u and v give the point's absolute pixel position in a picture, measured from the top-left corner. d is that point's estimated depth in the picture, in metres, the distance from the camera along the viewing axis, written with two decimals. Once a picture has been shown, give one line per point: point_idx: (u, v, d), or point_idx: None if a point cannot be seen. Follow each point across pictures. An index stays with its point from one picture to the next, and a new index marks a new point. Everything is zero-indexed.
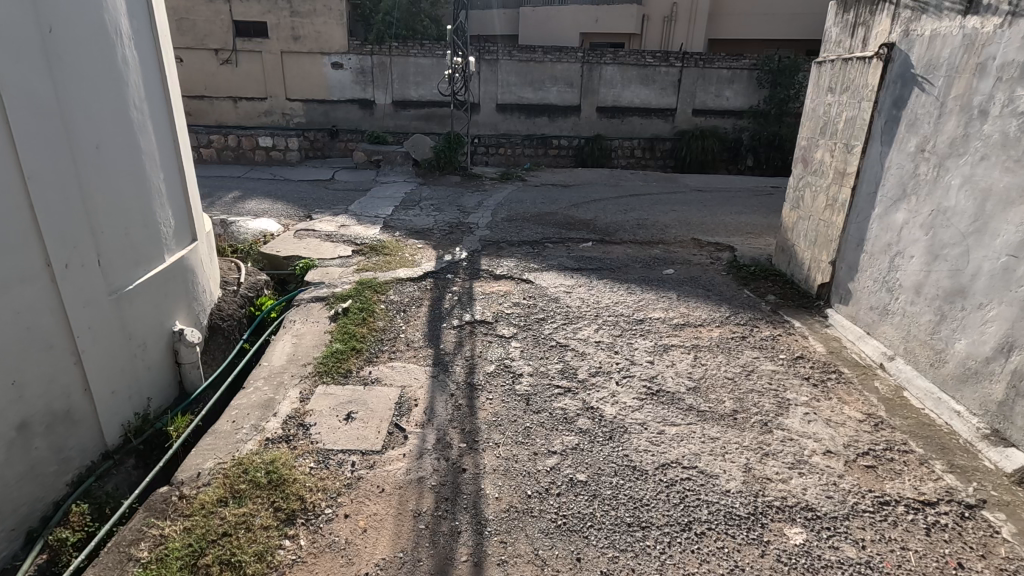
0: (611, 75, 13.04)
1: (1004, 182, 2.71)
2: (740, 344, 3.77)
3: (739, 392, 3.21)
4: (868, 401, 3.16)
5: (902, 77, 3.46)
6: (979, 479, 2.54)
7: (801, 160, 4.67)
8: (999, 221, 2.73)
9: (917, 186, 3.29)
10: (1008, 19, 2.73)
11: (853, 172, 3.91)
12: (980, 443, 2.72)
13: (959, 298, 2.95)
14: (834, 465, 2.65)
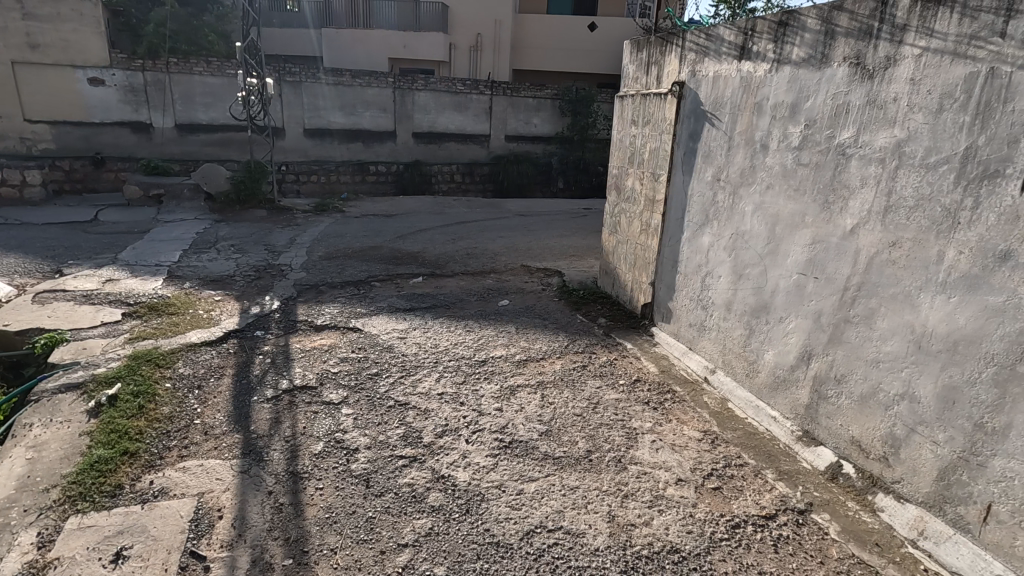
0: (425, 101, 12.95)
1: (788, 209, 3.07)
2: (582, 375, 3.76)
3: (589, 429, 3.14)
4: (702, 418, 3.32)
5: (694, 113, 3.82)
6: (803, 482, 2.76)
7: (614, 188, 5.00)
8: (788, 243, 3.08)
9: (718, 213, 3.62)
10: (774, 66, 3.14)
11: (662, 199, 4.21)
12: (796, 445, 2.98)
13: (763, 313, 3.26)
14: (686, 495, 2.65)
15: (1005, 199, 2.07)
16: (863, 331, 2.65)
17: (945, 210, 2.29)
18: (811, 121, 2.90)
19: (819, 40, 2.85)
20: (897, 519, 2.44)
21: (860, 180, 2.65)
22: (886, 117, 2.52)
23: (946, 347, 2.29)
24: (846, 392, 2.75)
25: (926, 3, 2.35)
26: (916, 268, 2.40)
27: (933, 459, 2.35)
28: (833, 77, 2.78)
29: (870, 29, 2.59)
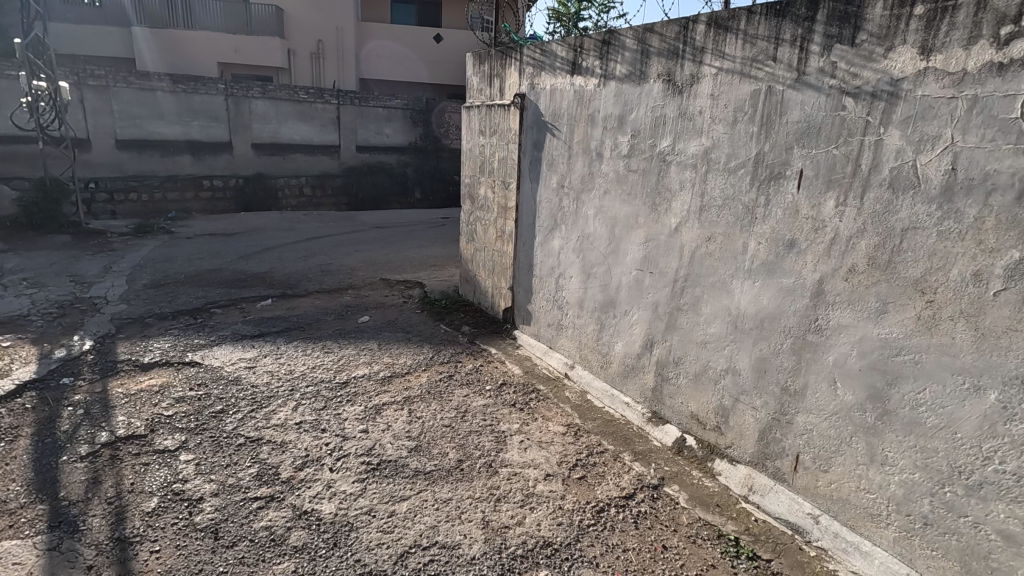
0: (264, 110, 12.04)
1: (624, 211, 3.36)
2: (449, 385, 3.74)
3: (459, 438, 3.13)
4: (565, 412, 3.49)
5: (536, 124, 4.02)
6: (655, 459, 3.03)
7: (467, 197, 5.08)
8: (626, 242, 3.36)
9: (564, 217, 3.84)
10: (602, 80, 3.42)
11: (513, 207, 4.36)
12: (648, 426, 3.26)
13: (611, 308, 3.52)
14: (555, 489, 2.76)
15: (787, 196, 2.47)
16: (692, 317, 2.98)
17: (745, 207, 2.66)
18: (637, 131, 3.21)
19: (637, 58, 3.17)
20: (732, 479, 2.78)
21: (680, 183, 2.99)
22: (695, 127, 2.87)
23: (755, 324, 2.66)
24: (683, 373, 3.07)
25: (717, 29, 2.72)
26: (728, 258, 2.76)
27: (754, 422, 2.72)
28: (650, 92, 3.10)
29: (677, 50, 2.94)
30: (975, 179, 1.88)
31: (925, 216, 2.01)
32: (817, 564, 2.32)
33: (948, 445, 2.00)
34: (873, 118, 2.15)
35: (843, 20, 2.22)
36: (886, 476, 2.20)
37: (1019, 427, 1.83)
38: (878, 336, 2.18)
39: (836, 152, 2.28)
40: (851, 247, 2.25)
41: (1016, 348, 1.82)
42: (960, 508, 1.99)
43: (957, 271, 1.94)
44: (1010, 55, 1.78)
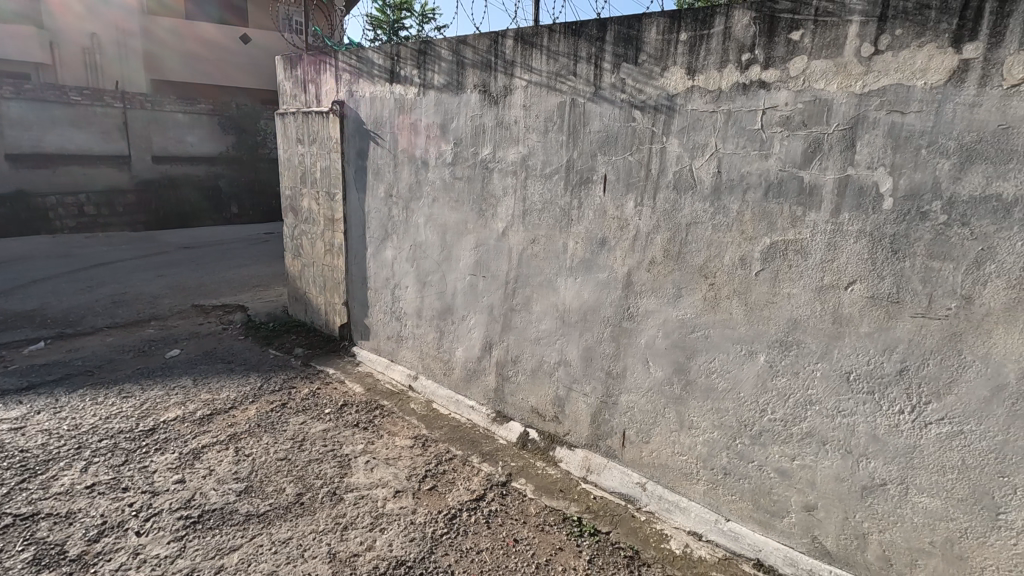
0: (20, 114, 9.91)
1: (453, 218, 3.41)
2: (283, 414, 3.45)
3: (297, 470, 2.89)
4: (411, 425, 3.43)
5: (358, 132, 3.91)
6: (503, 457, 3.12)
7: (289, 210, 4.74)
8: (458, 248, 3.42)
9: (395, 227, 3.78)
10: (421, 89, 3.43)
11: (341, 218, 4.17)
12: (493, 426, 3.34)
13: (449, 315, 3.55)
14: (406, 505, 2.69)
15: (596, 199, 2.72)
16: (524, 316, 3.13)
17: (562, 210, 2.87)
18: (459, 140, 3.28)
19: (453, 68, 3.24)
20: (572, 463, 2.97)
21: (503, 189, 3.12)
22: (512, 135, 3.02)
23: (580, 316, 2.88)
24: (521, 370, 3.21)
25: (523, 44, 2.89)
26: (551, 258, 2.95)
27: (586, 408, 2.94)
28: (468, 102, 3.19)
29: (489, 62, 3.06)
30: (735, 179, 2.25)
31: (702, 212, 2.36)
32: (648, 526, 2.58)
33: (735, 404, 2.37)
34: (657, 128, 2.46)
35: (627, 42, 2.51)
36: (694, 438, 2.53)
37: (782, 380, 2.23)
38: (678, 318, 2.50)
39: (632, 159, 2.56)
40: (649, 241, 2.55)
41: (774, 316, 2.22)
42: (748, 455, 2.36)
43: (729, 256, 2.31)
44: (750, 77, 2.17)
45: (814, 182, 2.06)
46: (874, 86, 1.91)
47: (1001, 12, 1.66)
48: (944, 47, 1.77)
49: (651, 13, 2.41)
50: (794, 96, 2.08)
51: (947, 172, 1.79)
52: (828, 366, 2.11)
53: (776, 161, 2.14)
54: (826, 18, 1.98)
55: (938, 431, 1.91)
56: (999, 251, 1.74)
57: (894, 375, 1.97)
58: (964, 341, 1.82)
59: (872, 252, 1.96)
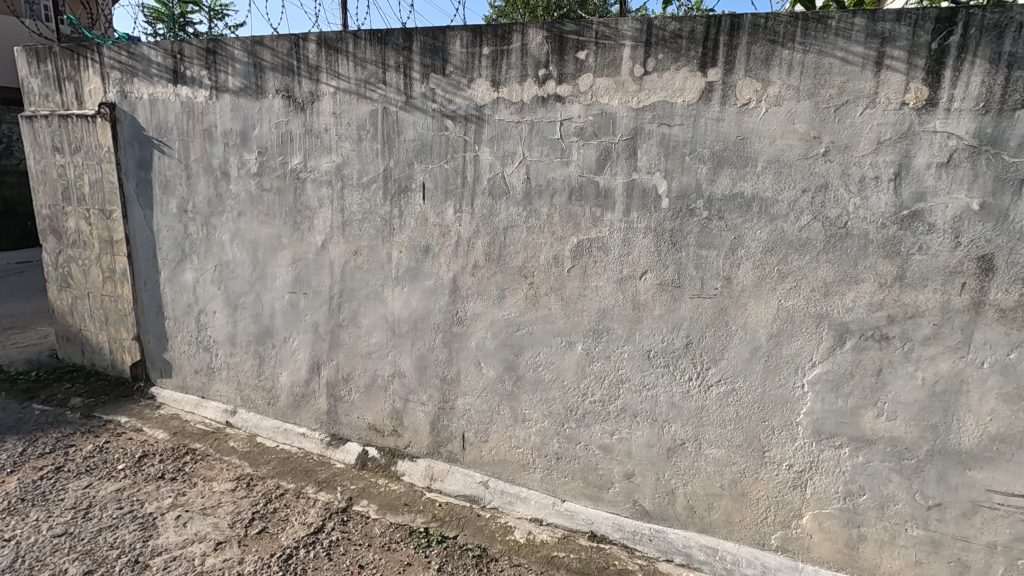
0: None
1: (264, 233, 3.14)
2: (59, 480, 2.85)
3: (82, 545, 2.41)
4: (231, 466, 3.08)
5: (138, 139, 3.41)
6: (341, 482, 2.95)
7: (50, 232, 3.93)
8: (272, 265, 3.17)
9: (195, 246, 3.37)
10: (214, 92, 3.11)
11: (122, 240, 3.58)
12: (328, 450, 3.15)
13: (268, 338, 3.27)
14: (230, 556, 2.41)
15: (416, 207, 2.72)
16: (353, 331, 3.01)
17: (382, 219, 2.81)
18: (263, 148, 3.03)
19: (251, 71, 2.98)
20: (415, 475, 2.92)
21: (318, 201, 2.95)
22: (323, 144, 2.88)
23: (410, 326, 2.85)
24: (354, 387, 3.08)
25: (327, 49, 2.78)
26: (376, 268, 2.88)
27: (425, 417, 2.92)
28: (271, 108, 2.97)
29: (291, 67, 2.88)
30: (542, 185, 2.43)
31: (517, 216, 2.50)
32: (493, 522, 2.65)
33: (561, 392, 2.56)
34: (469, 137, 2.54)
35: (433, 53, 2.55)
36: (528, 430, 2.67)
37: (597, 365, 2.47)
38: (503, 318, 2.62)
39: (448, 167, 2.61)
40: (471, 246, 2.63)
41: (586, 308, 2.44)
42: (576, 437, 2.57)
43: (543, 256, 2.48)
44: (547, 90, 2.36)
45: (608, 186, 2.31)
46: (646, 102, 2.20)
47: (731, 44, 2.05)
48: (694, 71, 2.12)
49: (454, 26, 2.48)
50: (585, 109, 2.31)
51: (705, 175, 2.15)
52: (632, 347, 2.39)
53: (576, 167, 2.36)
54: (604, 41, 2.24)
55: (718, 391, 2.27)
56: (746, 239, 2.13)
57: (683, 348, 2.30)
58: (729, 314, 2.20)
59: (657, 246, 2.27)
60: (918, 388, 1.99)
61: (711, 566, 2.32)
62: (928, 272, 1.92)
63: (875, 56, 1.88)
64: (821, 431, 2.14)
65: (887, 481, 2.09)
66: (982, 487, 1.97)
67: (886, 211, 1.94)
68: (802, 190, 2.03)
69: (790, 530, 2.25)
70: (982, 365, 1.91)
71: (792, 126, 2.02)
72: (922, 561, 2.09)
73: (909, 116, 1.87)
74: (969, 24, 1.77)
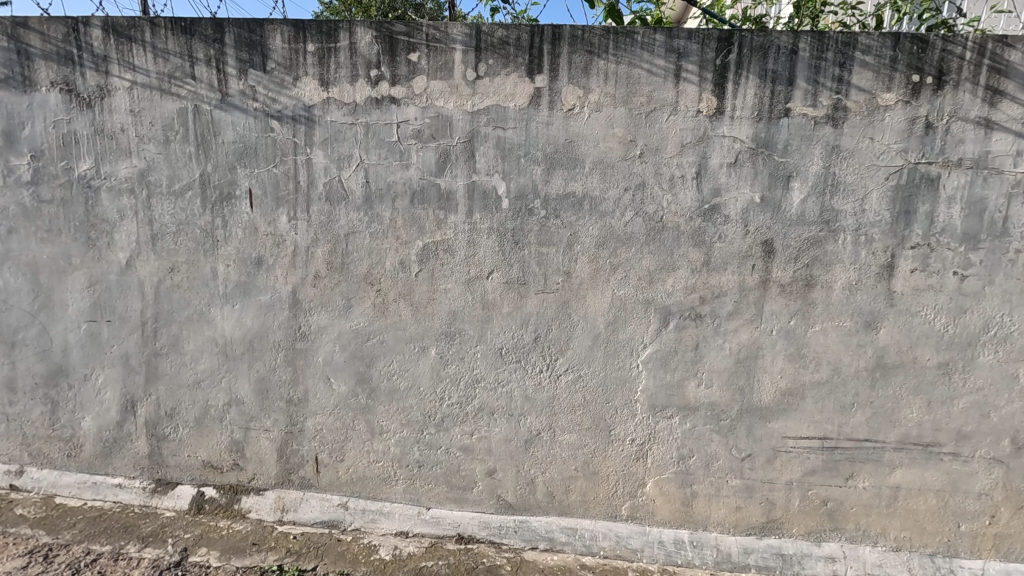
0: None
1: (46, 253, 2.62)
2: None
3: None
4: (21, 538, 2.54)
5: None
6: (172, 532, 2.58)
7: None
8: (61, 291, 2.66)
9: None
10: None
11: None
12: (153, 499, 2.73)
13: (61, 377, 2.74)
14: None
15: (242, 216, 2.47)
16: (175, 359, 2.65)
17: (203, 231, 2.51)
18: (37, 151, 2.53)
19: (12, 59, 2.47)
20: (263, 509, 2.66)
21: (117, 212, 2.54)
22: (119, 146, 2.49)
23: (246, 347, 2.59)
24: (181, 423, 2.71)
25: (117, 38, 2.40)
26: (198, 286, 2.56)
27: (270, 444, 2.67)
28: (44, 103, 2.49)
29: (69, 55, 2.44)
30: (383, 189, 2.36)
31: (358, 221, 2.40)
32: (356, 543, 2.52)
33: (418, 399, 2.51)
34: (298, 139, 2.38)
35: (251, 47, 2.34)
36: (386, 443, 2.57)
37: (452, 367, 2.46)
38: (352, 328, 2.49)
39: (277, 171, 2.41)
40: (310, 256, 2.46)
41: (437, 311, 2.43)
42: (436, 443, 2.54)
43: (389, 262, 2.41)
44: (380, 92, 2.30)
45: (450, 188, 2.32)
46: (480, 106, 2.25)
47: (554, 53, 2.17)
48: (523, 76, 2.21)
49: (272, 19, 2.30)
50: (421, 111, 2.29)
51: (540, 177, 2.26)
52: (485, 346, 2.43)
53: (416, 170, 2.33)
54: (435, 44, 2.23)
55: (567, 380, 2.40)
56: (580, 235, 2.28)
57: (532, 343, 2.40)
58: (571, 306, 2.34)
59: (501, 246, 2.33)
60: (727, 357, 2.31)
61: (572, 546, 2.45)
62: (727, 257, 2.23)
63: (674, 69, 2.13)
64: (655, 405, 2.37)
65: (710, 441, 2.38)
66: (779, 435, 2.35)
67: (692, 206, 2.21)
68: (625, 188, 2.23)
69: (637, 499, 2.46)
70: (772, 332, 2.27)
71: (612, 130, 2.20)
72: (741, 506, 2.43)
73: (704, 122, 2.15)
74: (742, 45, 2.08)
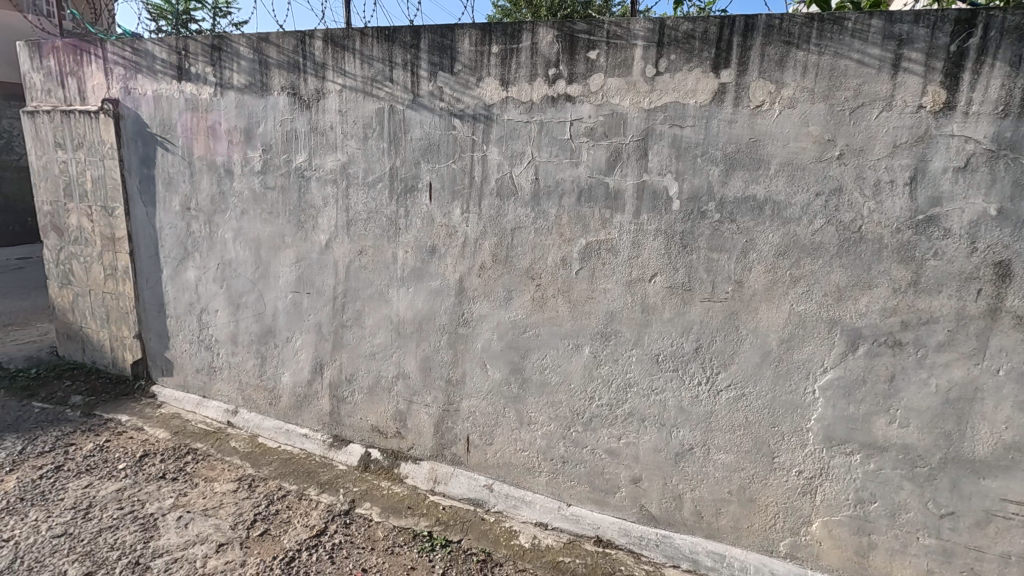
0: None
1: (267, 232, 3.12)
2: (60, 480, 2.87)
3: (83, 545, 2.43)
4: (233, 466, 3.06)
5: (140, 136, 3.42)
6: (343, 483, 2.92)
7: (52, 229, 3.99)
8: (275, 264, 3.14)
9: (197, 244, 3.36)
10: (218, 89, 3.09)
11: (124, 236, 3.60)
12: (330, 452, 3.12)
13: (270, 338, 3.24)
14: (232, 559, 2.40)
15: (422, 207, 2.69)
16: (357, 331, 2.98)
17: (388, 219, 2.78)
18: (268, 146, 3.01)
19: (256, 68, 2.96)
20: (418, 477, 2.89)
21: (322, 199, 2.93)
22: (328, 142, 2.85)
23: (415, 326, 2.82)
24: (357, 388, 3.05)
25: (334, 47, 2.75)
26: (380, 269, 2.85)
27: (429, 418, 2.89)
28: (276, 105, 2.94)
29: (297, 64, 2.85)
30: (551, 186, 2.40)
31: (525, 216, 2.48)
32: (498, 526, 2.63)
33: (568, 395, 2.53)
34: (477, 137, 2.52)
35: (442, 51, 2.52)
36: (533, 433, 2.64)
37: (605, 368, 2.44)
38: (510, 319, 2.59)
39: (455, 166, 2.58)
40: (478, 247, 2.60)
41: (594, 310, 2.41)
42: (582, 441, 2.54)
43: (552, 258, 2.46)
44: (557, 90, 2.33)
45: (618, 187, 2.29)
46: (658, 104, 2.18)
47: (745, 45, 2.02)
48: (707, 71, 2.09)
49: (463, 24, 2.46)
50: (595, 109, 2.28)
51: (717, 178, 2.13)
52: (641, 351, 2.36)
53: (585, 168, 2.33)
54: (616, 41, 2.21)
55: (728, 396, 2.24)
56: (757, 242, 2.11)
57: (692, 353, 2.28)
58: (739, 318, 2.18)
59: (667, 248, 2.24)
60: (931, 395, 1.97)
61: (718, 573, 2.29)
62: (943, 277, 1.89)
63: (892, 58, 1.85)
64: (831, 437, 2.11)
65: (899, 489, 2.06)
66: (996, 496, 1.95)
67: (902, 216, 1.91)
68: (816, 193, 2.00)
69: (799, 537, 2.22)
70: (997, 373, 1.88)
71: (806, 128, 1.99)
72: (934, 571, 2.07)
73: (926, 119, 1.85)
74: (989, 26, 1.74)
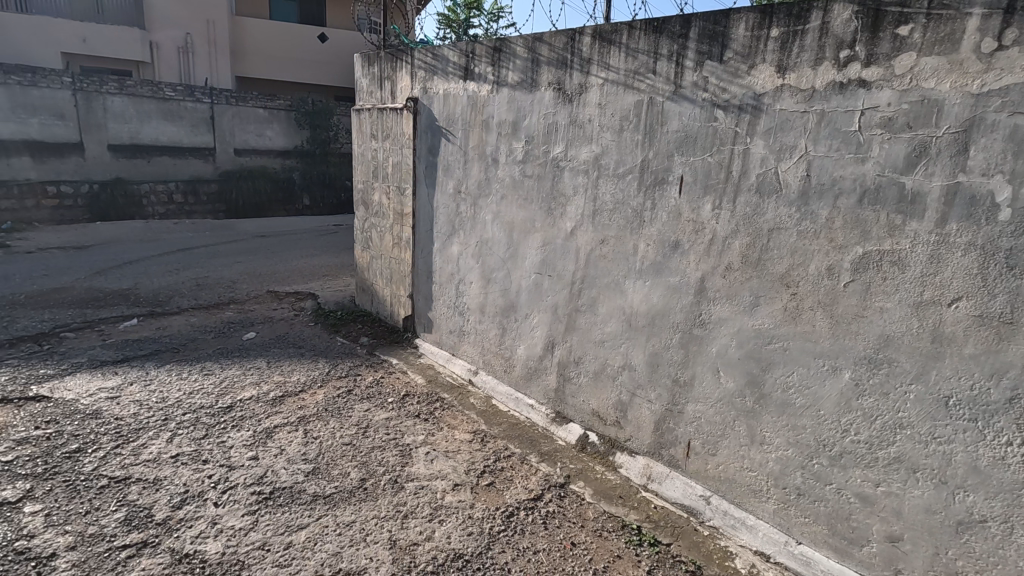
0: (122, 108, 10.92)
1: (520, 216, 3.42)
2: (349, 401, 3.64)
3: (361, 455, 3.05)
4: (470, 419, 3.48)
5: (430, 128, 4.05)
6: (560, 458, 3.09)
7: (361, 203, 5.02)
8: (524, 246, 3.43)
9: (462, 223, 3.86)
10: (494, 87, 3.47)
11: (410, 213, 4.33)
12: (552, 426, 3.32)
13: (511, 312, 3.57)
14: (463, 499, 2.74)
15: (670, 200, 2.64)
16: (589, 317, 3.09)
17: (634, 211, 2.80)
18: (530, 137, 3.28)
19: (528, 67, 3.24)
20: (632, 470, 2.90)
21: (573, 189, 3.09)
22: (585, 134, 2.98)
23: (648, 320, 2.80)
24: (583, 371, 3.17)
25: (601, 42, 2.85)
26: (619, 260, 2.90)
27: (650, 414, 2.86)
28: (541, 99, 3.18)
29: (565, 61, 3.04)
30: (825, 184, 2.13)
31: (787, 217, 2.24)
32: (712, 542, 2.48)
33: (815, 422, 2.24)
34: (741, 129, 2.35)
35: (712, 39, 2.41)
36: (765, 455, 2.41)
37: (870, 400, 2.09)
38: (754, 327, 2.39)
39: (712, 160, 2.46)
40: (726, 247, 2.45)
41: (863, 331, 2.08)
42: (827, 477, 2.22)
43: (815, 265, 2.18)
44: (848, 75, 2.04)
45: (918, 189, 1.91)
46: (994, 86, 1.74)
47: None
48: None
49: (740, 8, 2.31)
50: (899, 95, 1.93)
51: None
52: (923, 388, 1.95)
53: (875, 165, 2.00)
54: (941, 11, 1.83)
55: None
56: None
57: (1004, 403, 1.79)
58: None
59: (983, 268, 1.80)
60: None
61: None
62: None
63: None
64: None
65: None
66: None
67: None
68: None
69: None
70: None
71: None
72: None
73: None
74: None
